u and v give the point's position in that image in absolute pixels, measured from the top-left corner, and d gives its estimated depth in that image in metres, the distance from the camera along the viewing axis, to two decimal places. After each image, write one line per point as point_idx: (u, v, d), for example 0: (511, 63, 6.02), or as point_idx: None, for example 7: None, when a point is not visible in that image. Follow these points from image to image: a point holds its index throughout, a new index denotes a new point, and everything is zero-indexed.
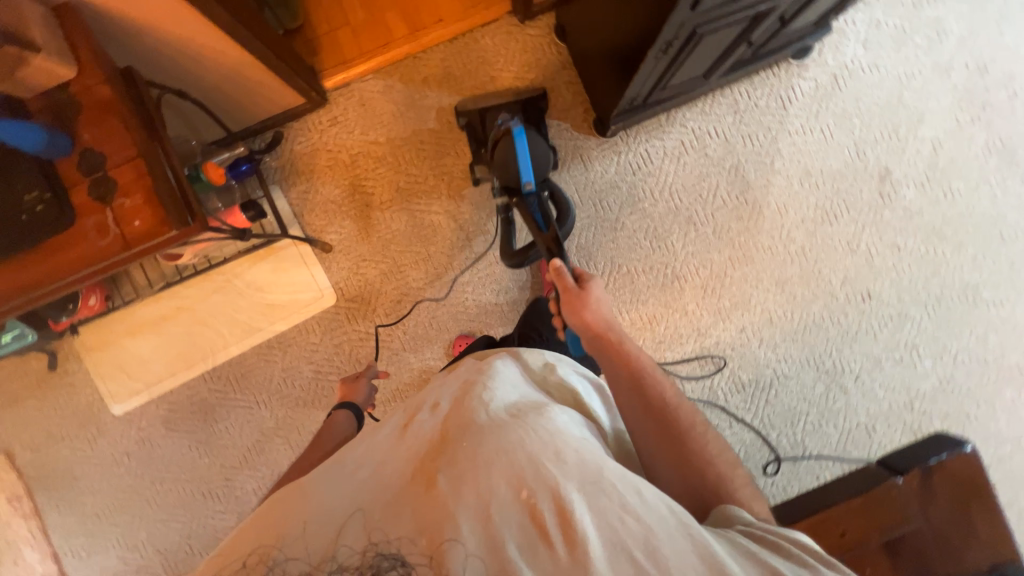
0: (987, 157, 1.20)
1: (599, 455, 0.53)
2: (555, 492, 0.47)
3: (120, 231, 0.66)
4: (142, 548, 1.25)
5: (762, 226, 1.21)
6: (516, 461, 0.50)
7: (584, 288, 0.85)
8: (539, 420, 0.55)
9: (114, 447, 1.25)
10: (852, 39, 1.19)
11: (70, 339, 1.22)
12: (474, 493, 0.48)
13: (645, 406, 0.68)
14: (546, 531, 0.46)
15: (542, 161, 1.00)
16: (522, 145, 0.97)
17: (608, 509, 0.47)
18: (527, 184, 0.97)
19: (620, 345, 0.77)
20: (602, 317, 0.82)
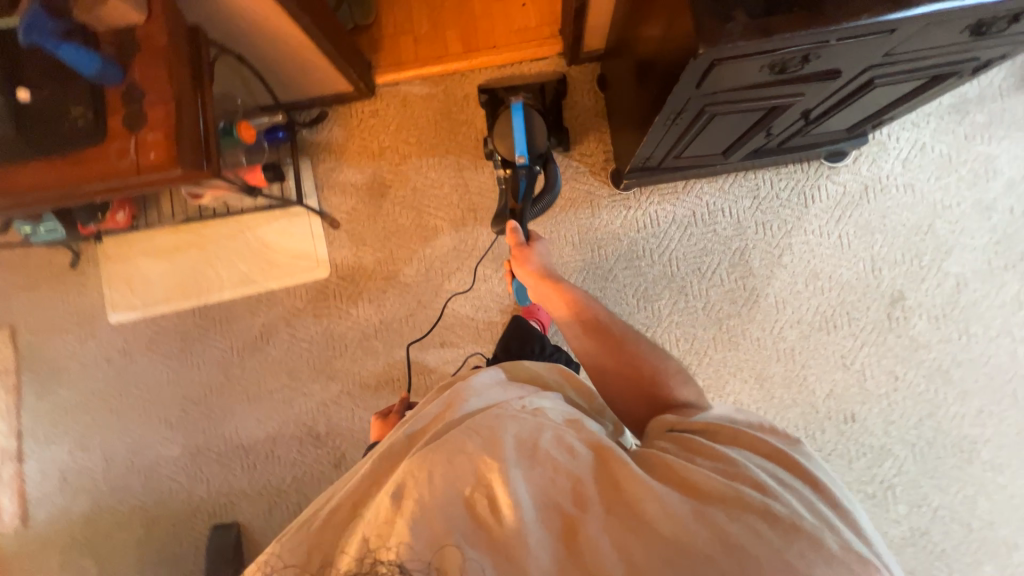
0: (1016, 309, 1.12)
1: (538, 426, 0.53)
2: (491, 469, 0.47)
3: (135, 159, 0.74)
4: (93, 451, 1.33)
5: (755, 315, 1.18)
6: (457, 454, 0.48)
7: (530, 245, 0.97)
8: (483, 416, 0.54)
9: (99, 351, 1.35)
10: (893, 155, 1.16)
11: (95, 245, 1.35)
12: (423, 495, 0.45)
13: (583, 325, 0.80)
14: (491, 502, 0.45)
15: (537, 136, 1.02)
16: (517, 119, 1.00)
17: (542, 478, 0.47)
18: (519, 158, 1.00)
19: (560, 284, 0.88)
20: (546, 266, 0.93)
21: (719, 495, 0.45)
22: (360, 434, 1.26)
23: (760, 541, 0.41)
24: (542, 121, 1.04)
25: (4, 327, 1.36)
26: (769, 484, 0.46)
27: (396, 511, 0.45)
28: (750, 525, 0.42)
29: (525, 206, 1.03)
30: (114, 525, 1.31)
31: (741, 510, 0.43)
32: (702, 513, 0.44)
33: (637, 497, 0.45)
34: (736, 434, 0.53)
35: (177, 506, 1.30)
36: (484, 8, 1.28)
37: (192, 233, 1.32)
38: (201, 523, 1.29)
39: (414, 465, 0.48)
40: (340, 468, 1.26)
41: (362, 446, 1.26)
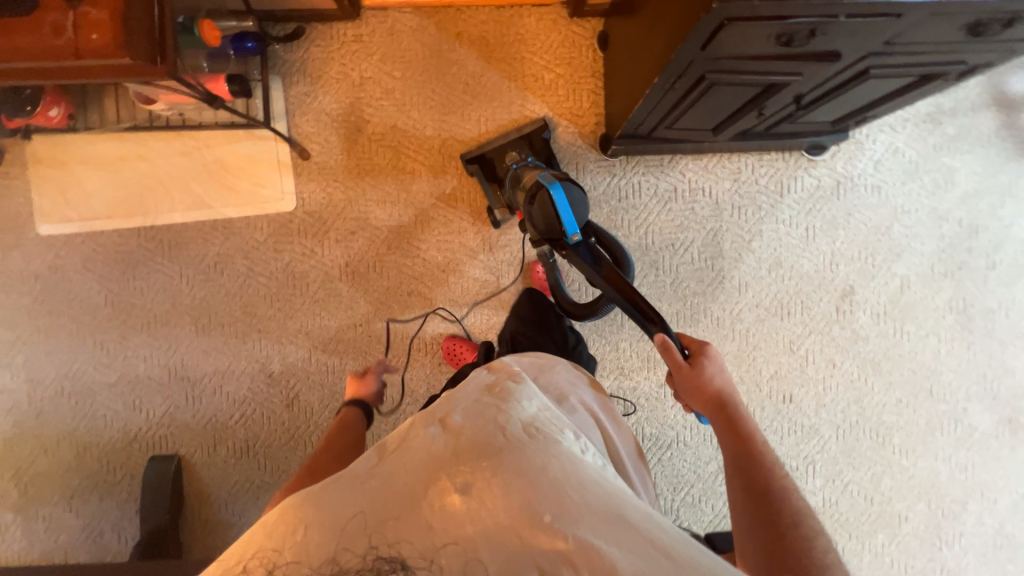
0: (945, 313, 1.22)
1: (616, 485, 0.52)
2: (579, 523, 0.45)
3: (74, 39, 0.64)
4: (15, 371, 1.23)
5: (719, 296, 1.22)
6: (538, 482, 0.48)
7: (696, 365, 0.83)
8: (558, 442, 0.53)
9: (25, 264, 1.22)
10: (867, 156, 1.20)
11: (22, 145, 1.19)
12: (497, 508, 0.46)
13: (750, 485, 0.71)
14: (565, 547, 0.44)
15: (581, 209, 0.93)
16: (560, 198, 0.90)
17: (628, 537, 0.45)
18: (573, 236, 0.91)
19: (738, 422, 0.78)
20: (718, 393, 0.81)
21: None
22: (316, 376, 1.23)
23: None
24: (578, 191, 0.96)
25: None
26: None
27: (462, 512, 0.46)
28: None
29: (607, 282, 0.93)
30: (40, 450, 1.23)
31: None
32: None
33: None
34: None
35: (112, 435, 1.23)
36: None
37: (140, 144, 1.19)
38: (138, 454, 1.23)
39: (480, 473, 0.48)
40: (292, 409, 1.23)
41: (317, 388, 1.23)
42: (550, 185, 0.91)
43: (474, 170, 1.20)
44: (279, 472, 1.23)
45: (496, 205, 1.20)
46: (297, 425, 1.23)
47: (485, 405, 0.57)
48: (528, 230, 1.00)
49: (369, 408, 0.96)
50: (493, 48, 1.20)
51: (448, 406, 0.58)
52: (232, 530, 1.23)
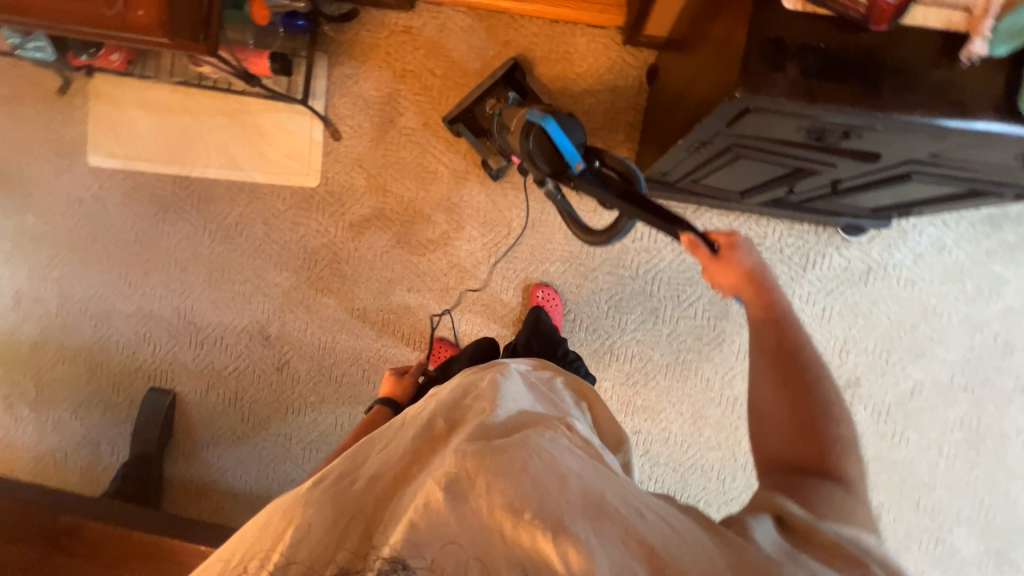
0: (954, 429, 1.15)
1: (601, 477, 0.47)
2: (557, 518, 0.42)
3: (124, 13, 0.70)
4: (49, 284, 1.34)
5: (714, 357, 1.18)
6: (518, 476, 0.44)
7: (723, 254, 0.75)
8: (544, 439, 0.50)
9: (72, 188, 1.32)
10: (908, 247, 1.12)
11: (88, 79, 1.27)
12: (480, 505, 0.42)
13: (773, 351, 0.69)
14: (541, 543, 0.41)
15: (580, 135, 0.81)
16: (554, 130, 0.78)
17: (611, 531, 0.42)
18: (577, 163, 0.77)
19: (770, 292, 0.74)
20: (749, 269, 0.75)
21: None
22: (307, 348, 1.29)
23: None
24: (571, 117, 0.82)
25: None
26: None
27: (446, 513, 0.41)
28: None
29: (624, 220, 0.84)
30: (59, 358, 1.35)
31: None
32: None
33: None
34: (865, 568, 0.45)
35: (122, 359, 1.34)
36: None
37: (190, 98, 1.25)
38: (140, 382, 1.34)
39: (465, 472, 0.44)
40: (281, 373, 1.30)
41: (307, 359, 1.29)
42: (540, 121, 0.80)
43: (459, 130, 1.16)
44: (258, 428, 1.31)
45: (490, 157, 1.17)
46: (283, 388, 1.30)
47: (468, 416, 0.55)
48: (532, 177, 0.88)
49: (398, 403, 1.00)
50: (539, 63, 1.17)
51: (446, 416, 0.56)
52: (208, 469, 1.33)
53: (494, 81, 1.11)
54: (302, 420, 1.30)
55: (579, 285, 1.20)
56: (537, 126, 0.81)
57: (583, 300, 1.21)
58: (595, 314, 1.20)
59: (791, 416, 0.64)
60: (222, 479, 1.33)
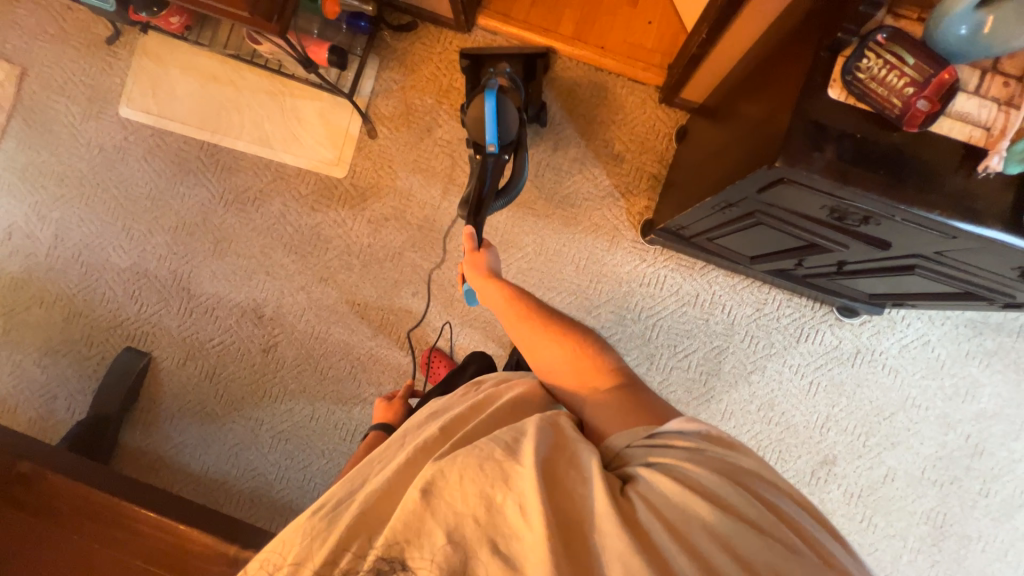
0: (921, 522, 1.16)
1: (548, 445, 0.52)
2: (510, 484, 0.47)
3: None
4: (46, 223, 1.31)
5: (701, 413, 1.20)
6: (483, 462, 0.49)
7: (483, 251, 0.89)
8: (509, 429, 0.54)
9: (96, 134, 1.31)
10: (896, 336, 1.17)
11: (139, 35, 1.30)
12: (452, 496, 0.47)
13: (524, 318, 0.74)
14: (507, 512, 0.46)
15: (510, 124, 1.00)
16: (490, 106, 0.97)
17: (564, 494, 0.48)
18: (490, 145, 0.99)
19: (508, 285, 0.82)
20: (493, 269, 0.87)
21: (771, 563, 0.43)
22: (299, 334, 1.27)
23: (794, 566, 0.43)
24: (515, 112, 1.01)
25: (16, 65, 1.31)
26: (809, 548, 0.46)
27: (422, 512, 0.46)
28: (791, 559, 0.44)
29: (490, 198, 1.01)
30: (37, 300, 1.30)
31: (787, 546, 0.45)
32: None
33: (656, 529, 0.45)
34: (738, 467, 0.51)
35: (103, 312, 1.29)
36: (612, 5, 1.22)
37: (237, 72, 1.28)
38: (116, 339, 1.29)
39: (444, 466, 0.49)
40: (266, 355, 1.27)
41: (296, 345, 1.27)
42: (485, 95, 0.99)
43: (462, 65, 1.16)
44: (230, 408, 1.26)
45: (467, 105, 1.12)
46: (265, 370, 1.26)
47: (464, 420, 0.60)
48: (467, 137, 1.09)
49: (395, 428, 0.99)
50: (578, 103, 1.23)
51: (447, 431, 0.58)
52: (167, 442, 1.26)
53: (518, 53, 1.15)
54: (277, 407, 1.26)
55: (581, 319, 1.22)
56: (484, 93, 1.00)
57: None
58: None
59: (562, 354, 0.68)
60: (180, 455, 1.26)
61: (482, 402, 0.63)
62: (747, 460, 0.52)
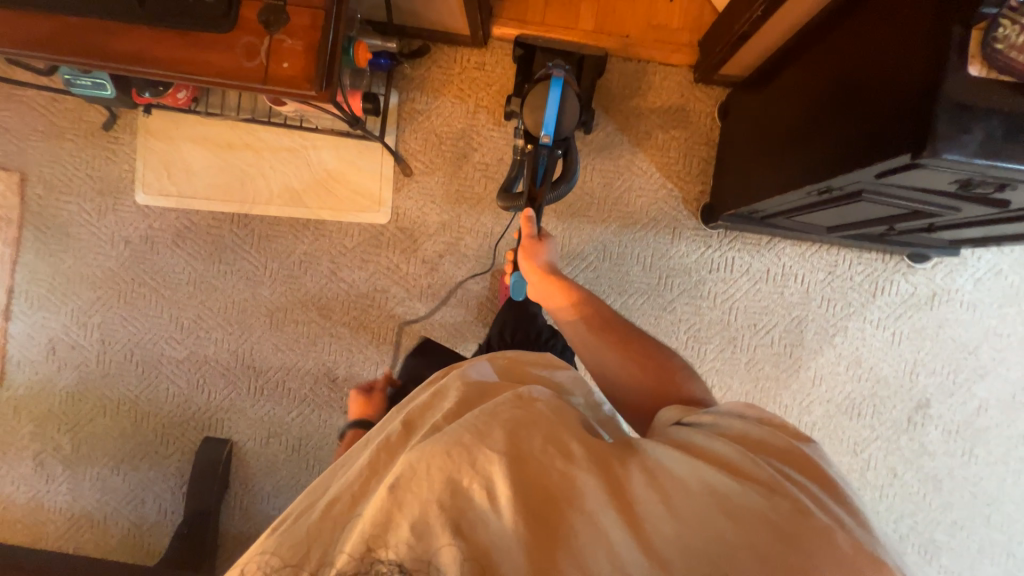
0: (1018, 444, 1.20)
1: (534, 418, 0.50)
2: (482, 468, 0.44)
3: (266, 63, 0.65)
4: (89, 331, 1.25)
5: (791, 385, 1.21)
6: (451, 447, 0.45)
7: (541, 238, 0.95)
8: (480, 411, 0.51)
9: (117, 228, 1.24)
10: (969, 272, 1.18)
11: (138, 114, 1.21)
12: (418, 486, 0.43)
13: (548, 274, 0.89)
14: (473, 495, 0.43)
15: (567, 118, 0.95)
16: (553, 96, 0.93)
17: (538, 469, 0.45)
18: (544, 136, 0.93)
19: (540, 251, 0.94)
20: (549, 262, 0.92)
21: (760, 513, 0.41)
22: None
23: (789, 519, 0.41)
24: (577, 104, 0.96)
25: (13, 172, 1.23)
26: (815, 506, 0.43)
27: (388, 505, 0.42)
28: (780, 507, 0.42)
29: (542, 191, 0.95)
30: (99, 410, 1.25)
31: (779, 497, 0.43)
32: (720, 535, 0.41)
33: (639, 497, 0.44)
34: (742, 431, 0.51)
35: (172, 408, 1.25)
36: None
37: (251, 133, 1.21)
38: (192, 431, 1.25)
39: (414, 456, 0.45)
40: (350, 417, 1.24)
41: None
42: (549, 82, 0.93)
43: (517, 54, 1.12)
44: None
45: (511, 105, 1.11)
46: None
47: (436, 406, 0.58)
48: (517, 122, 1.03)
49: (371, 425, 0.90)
50: (613, 99, 1.19)
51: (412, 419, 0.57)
52: (268, 521, 1.25)
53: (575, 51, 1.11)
54: None
55: (656, 315, 1.21)
56: (548, 83, 0.94)
57: (660, 331, 1.21)
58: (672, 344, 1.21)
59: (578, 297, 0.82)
60: None
61: (443, 390, 0.62)
62: (761, 431, 0.50)
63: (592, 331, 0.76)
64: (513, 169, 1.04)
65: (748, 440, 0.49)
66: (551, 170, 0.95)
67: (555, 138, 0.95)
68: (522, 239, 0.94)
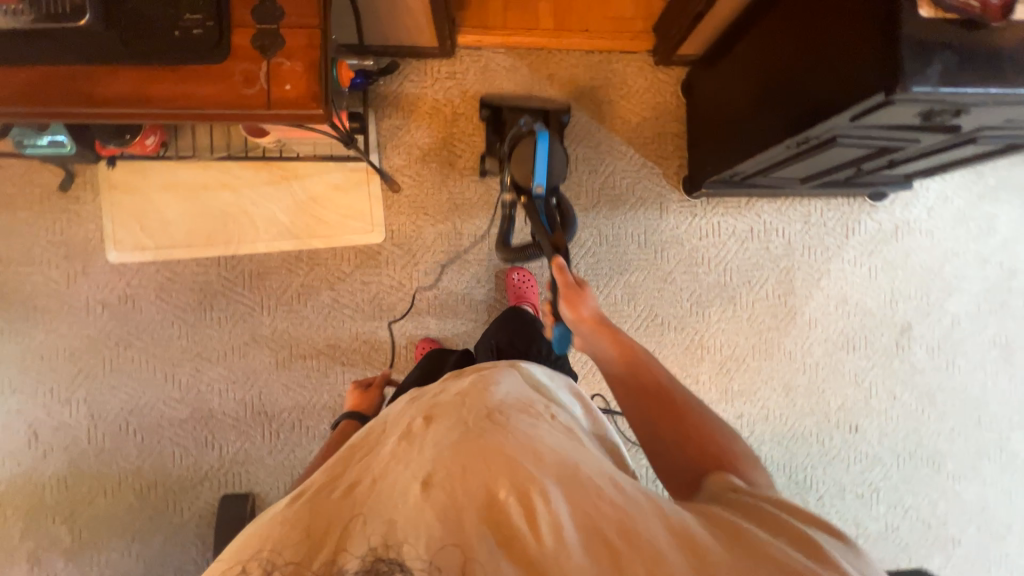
0: (991, 349, 1.32)
1: (585, 459, 0.52)
2: (531, 486, 0.45)
3: (267, 87, 0.66)
4: (74, 407, 1.15)
5: (791, 331, 1.29)
6: (498, 460, 0.47)
7: (580, 288, 0.89)
8: (523, 424, 0.54)
9: (92, 292, 1.16)
10: (921, 203, 1.31)
11: (98, 170, 1.15)
12: (456, 491, 0.45)
13: (600, 324, 0.85)
14: (511, 511, 0.44)
15: (558, 168, 0.93)
16: (541, 150, 0.90)
17: (587, 502, 0.46)
18: (537, 187, 0.92)
19: (587, 298, 0.89)
20: (596, 312, 0.87)
21: None
22: None
23: None
24: (564, 153, 0.95)
25: None
26: None
27: (421, 502, 0.44)
28: None
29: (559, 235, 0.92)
30: (98, 491, 1.15)
31: None
32: None
33: (699, 546, 0.43)
34: (784, 501, 0.53)
35: (181, 473, 1.17)
36: None
37: (227, 172, 1.17)
38: (207, 493, 1.17)
39: (448, 461, 0.48)
40: None
41: None
42: (534, 136, 0.90)
43: (485, 114, 1.18)
44: None
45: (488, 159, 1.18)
46: None
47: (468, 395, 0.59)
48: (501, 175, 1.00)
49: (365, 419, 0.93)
50: (583, 90, 1.24)
51: (417, 407, 0.59)
52: None
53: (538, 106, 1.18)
54: None
55: (658, 288, 1.26)
56: (534, 137, 0.91)
57: (664, 302, 1.26)
58: (678, 312, 1.26)
59: (638, 356, 0.78)
60: None
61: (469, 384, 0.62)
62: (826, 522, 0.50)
63: (643, 392, 0.72)
64: (506, 221, 1.02)
65: (812, 519, 0.50)
66: (554, 217, 0.93)
67: (549, 187, 0.93)
68: (561, 285, 0.88)
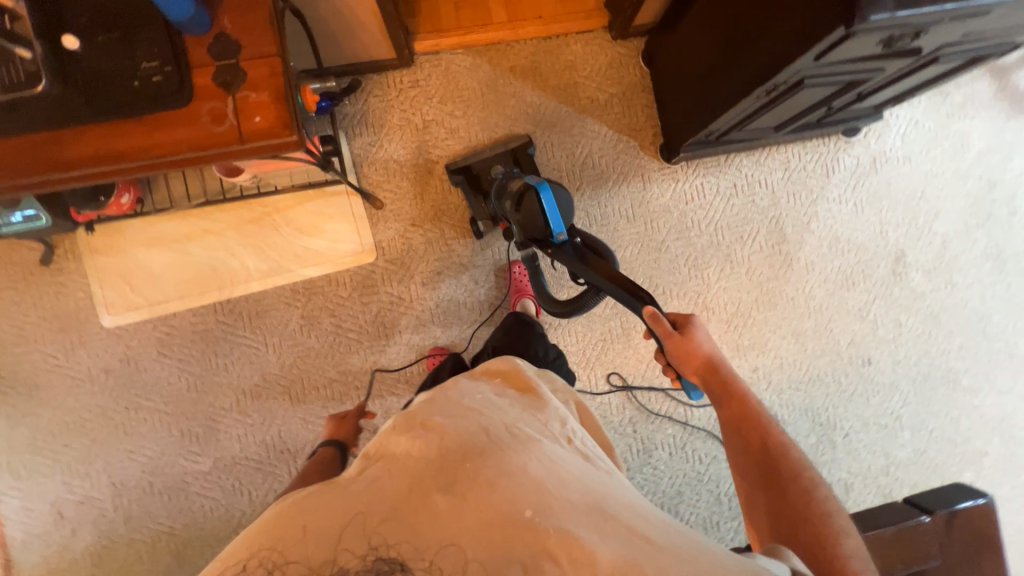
0: (984, 261, 1.35)
1: (611, 491, 0.51)
2: (561, 517, 0.45)
3: (237, 122, 0.66)
4: (94, 478, 1.14)
5: (790, 277, 1.30)
6: (525, 482, 0.47)
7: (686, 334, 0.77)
8: (546, 445, 0.54)
9: (93, 360, 1.14)
10: (894, 130, 1.33)
11: (77, 237, 1.13)
12: (478, 506, 0.45)
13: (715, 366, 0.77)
14: (544, 538, 0.44)
15: (568, 209, 0.88)
16: (547, 198, 0.85)
17: (619, 533, 0.45)
18: (560, 235, 0.85)
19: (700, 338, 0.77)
20: (705, 354, 0.77)
21: None
22: None
23: None
24: (568, 194, 0.91)
25: None
26: None
27: (445, 513, 0.45)
28: None
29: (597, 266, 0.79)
30: (134, 558, 1.14)
31: None
32: None
33: None
34: None
35: (215, 525, 1.16)
36: None
37: (207, 217, 1.16)
38: None
39: (468, 474, 0.48)
40: None
41: None
42: (535, 187, 0.86)
43: (459, 181, 1.18)
44: None
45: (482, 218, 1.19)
46: None
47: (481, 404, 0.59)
48: (514, 234, 0.96)
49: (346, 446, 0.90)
50: (547, 77, 1.24)
51: (424, 410, 0.58)
52: None
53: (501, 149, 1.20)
54: None
55: (653, 257, 1.26)
56: (534, 190, 0.87)
57: (661, 270, 1.27)
58: (676, 278, 1.27)
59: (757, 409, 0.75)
60: None
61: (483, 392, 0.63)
62: None
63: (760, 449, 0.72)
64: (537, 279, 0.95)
65: None
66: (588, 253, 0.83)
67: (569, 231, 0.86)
68: (664, 335, 0.76)
